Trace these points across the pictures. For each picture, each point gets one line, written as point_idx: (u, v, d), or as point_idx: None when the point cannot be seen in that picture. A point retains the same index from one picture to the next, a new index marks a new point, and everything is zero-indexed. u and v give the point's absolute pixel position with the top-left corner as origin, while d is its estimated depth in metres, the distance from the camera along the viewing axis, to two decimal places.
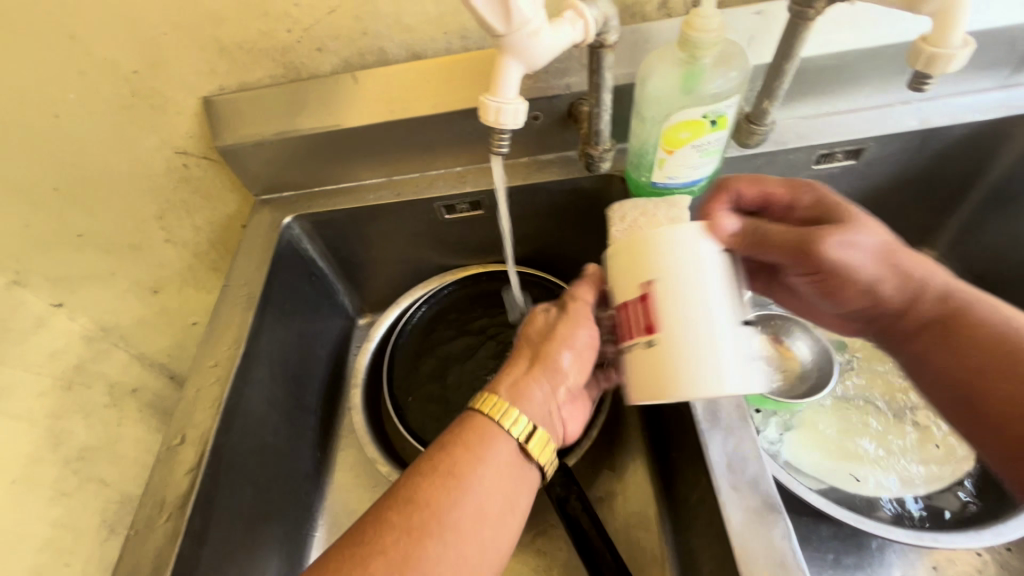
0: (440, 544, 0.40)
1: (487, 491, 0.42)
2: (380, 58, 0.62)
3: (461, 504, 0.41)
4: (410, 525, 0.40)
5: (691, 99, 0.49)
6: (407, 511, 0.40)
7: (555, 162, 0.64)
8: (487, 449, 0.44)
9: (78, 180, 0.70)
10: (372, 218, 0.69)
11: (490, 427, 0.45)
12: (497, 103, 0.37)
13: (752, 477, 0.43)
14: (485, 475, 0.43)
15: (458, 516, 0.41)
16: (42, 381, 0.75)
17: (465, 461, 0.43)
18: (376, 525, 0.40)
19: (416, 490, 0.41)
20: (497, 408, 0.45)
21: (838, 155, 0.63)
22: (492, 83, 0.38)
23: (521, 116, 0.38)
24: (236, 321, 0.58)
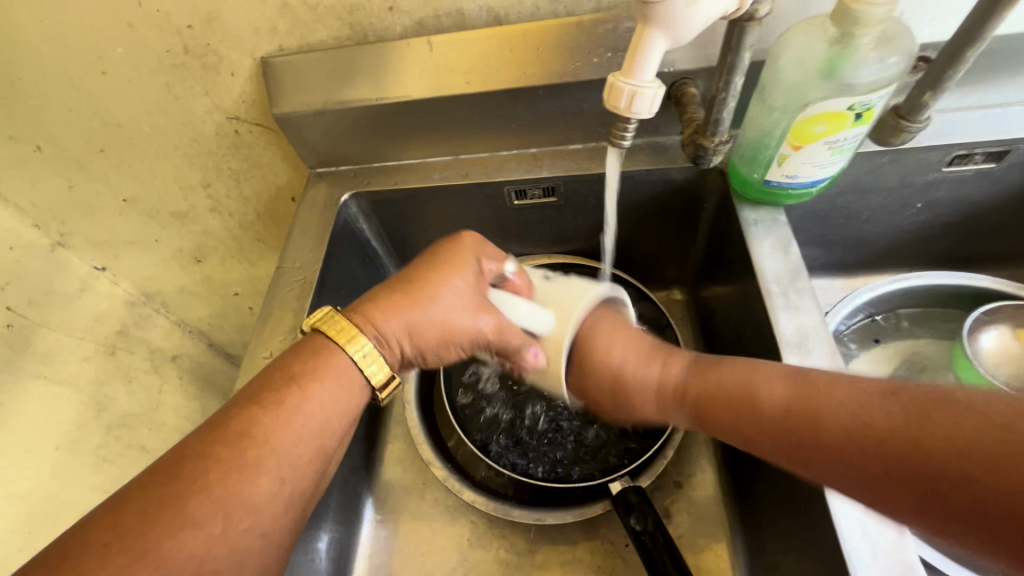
0: (254, 454, 0.36)
1: (308, 416, 0.39)
2: (457, 22, 0.55)
3: (280, 423, 0.38)
4: (222, 439, 0.36)
5: (833, 86, 0.41)
6: (226, 429, 0.37)
7: (643, 148, 0.57)
8: (321, 373, 0.41)
9: (124, 142, 0.65)
10: (435, 200, 0.64)
11: (329, 349, 0.42)
12: (631, 86, 0.32)
13: (893, 542, 0.38)
14: (313, 400, 0.40)
15: (270, 425, 0.37)
16: (84, 346, 0.72)
17: (294, 392, 0.39)
18: (206, 454, 0.35)
19: (249, 420, 0.37)
20: (346, 333, 0.43)
21: (977, 157, 0.55)
22: (626, 61, 0.32)
23: (657, 102, 0.33)
24: (291, 309, 0.54)
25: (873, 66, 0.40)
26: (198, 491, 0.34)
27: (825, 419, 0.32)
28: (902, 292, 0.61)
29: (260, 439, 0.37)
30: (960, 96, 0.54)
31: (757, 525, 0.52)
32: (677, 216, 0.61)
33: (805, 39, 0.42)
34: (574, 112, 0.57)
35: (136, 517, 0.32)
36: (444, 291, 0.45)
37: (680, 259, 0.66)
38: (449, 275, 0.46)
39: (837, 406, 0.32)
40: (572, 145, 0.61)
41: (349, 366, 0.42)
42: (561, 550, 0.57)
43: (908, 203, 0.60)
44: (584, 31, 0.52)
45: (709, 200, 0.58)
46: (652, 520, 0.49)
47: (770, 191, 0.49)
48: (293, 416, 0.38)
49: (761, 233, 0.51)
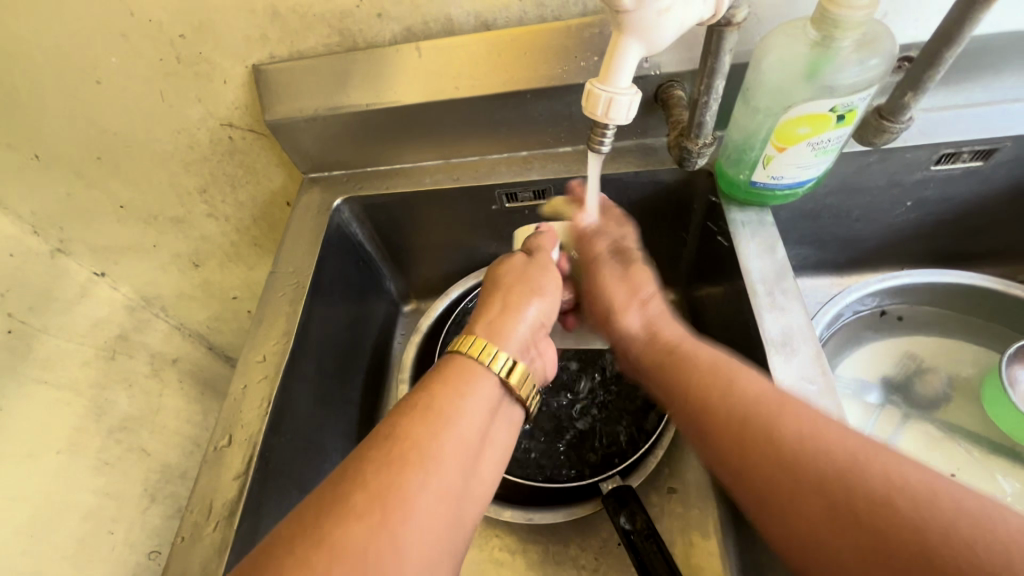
0: (430, 482, 0.34)
1: (472, 421, 0.38)
2: (446, 28, 0.55)
3: (439, 432, 0.36)
4: (397, 447, 0.35)
5: (816, 89, 0.42)
6: (385, 438, 0.36)
7: (632, 150, 0.58)
8: (466, 387, 0.40)
9: (120, 149, 0.66)
10: (427, 203, 0.64)
11: (470, 365, 0.42)
12: (608, 93, 0.33)
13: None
14: (463, 407, 0.39)
15: (442, 448, 0.36)
16: (84, 351, 0.73)
17: (444, 397, 0.39)
18: (381, 461, 0.34)
19: (402, 427, 0.36)
20: (475, 347, 0.43)
21: (964, 156, 0.55)
22: (603, 67, 0.33)
23: (634, 108, 0.33)
24: (284, 314, 0.54)
25: (854, 68, 0.41)
26: (353, 515, 0.31)
27: (788, 459, 0.34)
28: (893, 290, 0.61)
29: (417, 457, 0.35)
30: (948, 95, 0.54)
31: (748, 523, 0.52)
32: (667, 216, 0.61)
33: (787, 41, 0.42)
34: (563, 116, 0.58)
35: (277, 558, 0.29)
36: (518, 308, 0.47)
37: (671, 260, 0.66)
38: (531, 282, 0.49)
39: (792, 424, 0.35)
40: (561, 147, 0.62)
41: (487, 375, 0.42)
42: (554, 550, 0.57)
43: (897, 202, 0.60)
44: (571, 35, 0.53)
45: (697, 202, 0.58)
46: (641, 520, 0.49)
47: (757, 192, 0.50)
48: (471, 439, 0.38)
49: (748, 234, 0.51)
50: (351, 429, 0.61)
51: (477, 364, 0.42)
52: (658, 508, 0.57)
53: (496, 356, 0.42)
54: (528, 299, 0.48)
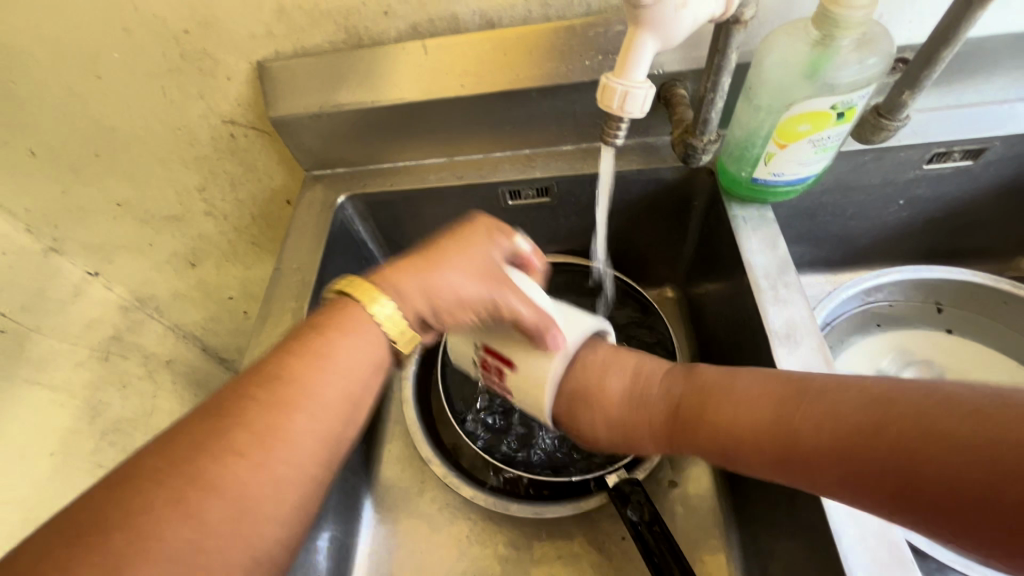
0: (278, 426, 0.34)
1: (361, 368, 0.38)
2: (451, 26, 0.56)
3: (330, 380, 0.36)
4: (275, 391, 0.35)
5: (816, 87, 0.43)
6: (265, 373, 0.36)
7: (634, 148, 0.59)
8: (350, 332, 0.39)
9: (118, 146, 0.65)
10: (430, 201, 0.65)
11: (358, 315, 0.40)
12: (623, 86, 0.34)
13: (879, 527, 0.39)
14: (355, 356, 0.38)
15: (328, 397, 0.36)
16: (78, 352, 0.72)
17: (338, 342, 0.38)
18: (248, 402, 0.34)
19: (283, 367, 0.36)
20: (367, 293, 0.41)
21: (955, 155, 0.57)
22: (619, 61, 0.34)
23: (648, 101, 0.34)
24: (289, 310, 0.54)
25: (853, 67, 0.42)
26: (239, 449, 0.32)
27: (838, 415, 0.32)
28: (887, 286, 0.62)
29: (290, 399, 0.35)
30: (939, 95, 0.56)
31: (750, 514, 0.53)
32: (667, 214, 0.63)
33: (789, 41, 0.43)
34: (567, 114, 0.59)
35: (145, 489, 0.30)
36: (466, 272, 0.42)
37: (672, 257, 0.67)
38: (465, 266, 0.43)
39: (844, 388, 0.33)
40: (564, 146, 0.63)
41: (371, 325, 0.40)
42: (560, 545, 0.57)
43: (890, 200, 0.62)
44: (576, 34, 0.54)
45: (698, 198, 0.59)
46: (648, 512, 0.50)
47: (758, 189, 0.51)
48: (356, 388, 0.38)
49: (749, 230, 0.52)
50: None
51: (362, 310, 0.40)
52: (662, 501, 0.58)
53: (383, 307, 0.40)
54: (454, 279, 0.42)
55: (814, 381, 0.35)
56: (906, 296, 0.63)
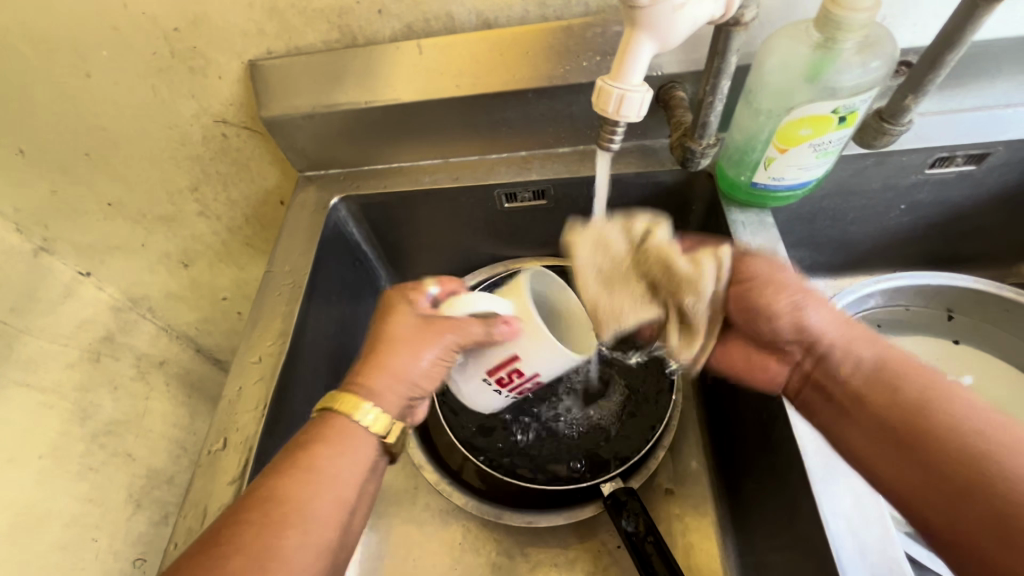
0: (272, 528, 0.35)
1: (349, 473, 0.39)
2: (446, 26, 0.55)
3: (321, 494, 0.37)
4: (258, 516, 0.35)
5: (818, 91, 0.42)
6: (254, 496, 0.36)
7: (632, 151, 0.58)
8: (349, 441, 0.40)
9: (108, 145, 0.64)
10: (425, 203, 0.64)
11: (345, 424, 0.40)
12: (619, 90, 0.33)
13: (878, 542, 0.39)
14: (342, 466, 0.39)
15: (324, 510, 0.36)
16: (68, 353, 0.71)
17: (325, 453, 0.39)
18: (234, 526, 0.35)
19: (275, 487, 0.36)
20: (346, 403, 0.41)
21: (958, 160, 0.56)
22: (615, 64, 0.33)
23: (645, 105, 0.33)
24: (281, 314, 0.53)
25: (856, 70, 0.41)
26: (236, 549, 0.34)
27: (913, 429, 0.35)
28: (889, 292, 0.61)
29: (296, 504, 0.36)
30: (943, 99, 0.55)
31: (748, 524, 0.52)
32: (665, 218, 0.62)
33: (791, 43, 0.42)
34: (564, 116, 0.58)
35: None
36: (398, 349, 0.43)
37: None
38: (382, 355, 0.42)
39: (886, 400, 0.37)
40: (561, 148, 0.62)
41: (365, 435, 0.40)
42: (556, 553, 0.56)
43: (892, 205, 0.61)
44: (573, 35, 0.53)
45: (697, 202, 0.59)
46: (644, 522, 0.49)
47: (757, 193, 0.50)
48: (346, 493, 0.38)
49: (748, 235, 0.51)
50: None
51: (345, 421, 0.40)
52: (660, 509, 0.57)
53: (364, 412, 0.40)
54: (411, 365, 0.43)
55: (864, 370, 0.38)
56: (913, 301, 0.62)
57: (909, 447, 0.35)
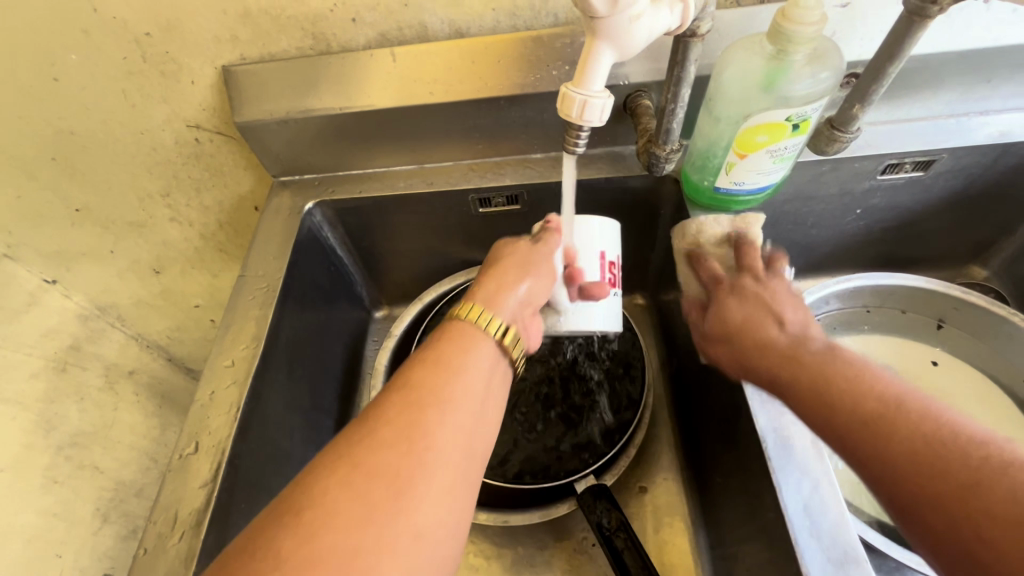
0: (434, 428, 0.32)
1: (477, 375, 0.37)
2: (420, 34, 0.56)
3: (454, 382, 0.35)
4: (400, 398, 0.33)
5: (773, 100, 0.45)
6: (389, 391, 0.34)
7: (602, 157, 0.60)
8: (470, 347, 0.38)
9: (76, 150, 0.63)
10: (401, 207, 0.64)
11: (467, 329, 0.40)
12: (581, 96, 0.34)
13: (831, 527, 0.39)
14: (475, 362, 0.37)
15: (456, 395, 0.34)
16: (32, 362, 0.67)
17: (452, 351, 0.37)
18: (371, 413, 0.32)
19: (410, 376, 0.35)
20: (477, 314, 0.41)
21: (906, 166, 0.59)
22: (577, 72, 0.35)
23: (606, 111, 0.35)
24: (254, 318, 0.53)
25: (807, 80, 0.44)
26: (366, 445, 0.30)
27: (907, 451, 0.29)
28: (849, 292, 0.64)
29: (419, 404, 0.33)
30: (890, 110, 0.58)
31: (716, 517, 0.54)
32: (634, 223, 0.64)
33: (746, 55, 0.45)
34: (536, 123, 0.59)
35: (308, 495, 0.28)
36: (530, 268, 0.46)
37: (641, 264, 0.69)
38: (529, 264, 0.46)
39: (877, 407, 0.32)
40: (533, 154, 0.63)
41: (483, 336, 0.39)
42: (532, 552, 0.57)
43: (848, 209, 0.64)
44: (543, 45, 0.54)
45: (664, 206, 0.61)
46: (616, 517, 0.50)
47: (720, 198, 0.52)
48: (476, 382, 0.36)
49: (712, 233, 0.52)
50: (322, 438, 0.59)
51: (471, 325, 0.40)
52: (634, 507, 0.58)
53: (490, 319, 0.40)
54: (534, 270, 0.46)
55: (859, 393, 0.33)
56: (908, 304, 0.65)
57: (908, 461, 0.29)
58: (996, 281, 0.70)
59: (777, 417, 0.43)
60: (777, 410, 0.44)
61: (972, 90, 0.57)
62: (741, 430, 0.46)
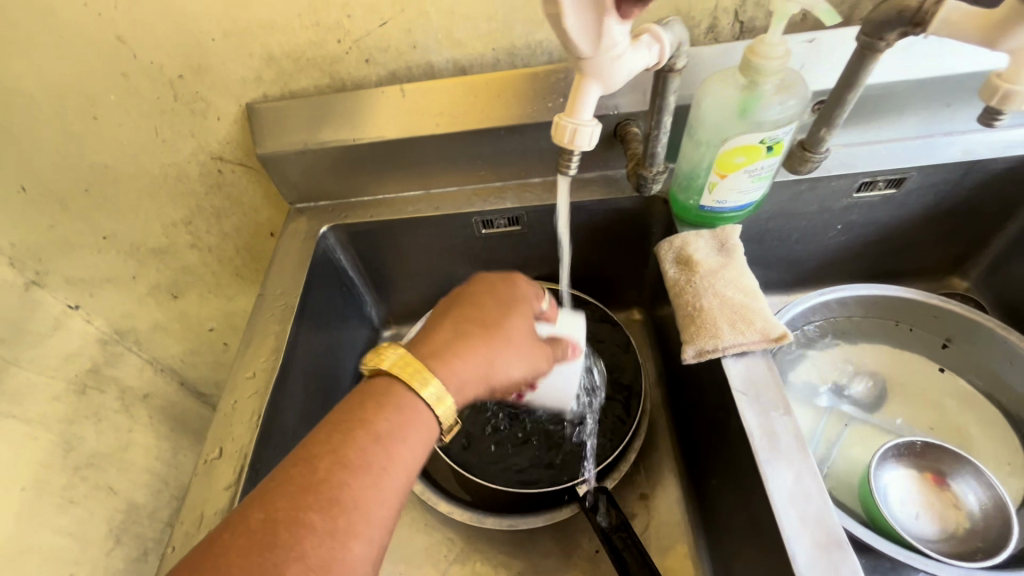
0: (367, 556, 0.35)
1: (406, 474, 0.39)
2: (427, 72, 0.62)
3: (381, 498, 0.37)
4: (324, 517, 0.34)
5: (748, 125, 0.49)
6: (303, 489, 0.35)
7: (597, 180, 0.65)
8: (408, 432, 0.39)
9: (108, 181, 0.68)
10: (409, 230, 0.69)
11: (406, 399, 0.40)
12: (573, 125, 0.39)
13: (818, 515, 0.40)
14: (409, 455, 0.39)
15: (382, 518, 0.37)
16: (55, 384, 0.70)
17: (379, 452, 0.38)
18: (280, 527, 0.34)
19: (334, 486, 0.36)
20: (420, 378, 0.41)
21: (880, 184, 0.63)
22: (569, 103, 0.39)
23: (595, 137, 0.39)
24: (272, 333, 0.57)
25: (777, 107, 0.48)
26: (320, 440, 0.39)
27: None
28: (835, 302, 0.67)
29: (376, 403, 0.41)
30: (861, 132, 0.63)
31: (714, 520, 0.56)
32: (629, 241, 0.68)
33: (721, 85, 0.50)
34: (534, 150, 0.64)
35: None
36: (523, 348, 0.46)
37: (638, 281, 0.73)
38: (521, 341, 0.46)
39: None
40: (531, 179, 0.68)
41: (426, 411, 0.40)
42: (537, 560, 0.59)
43: (829, 225, 0.68)
44: (539, 80, 0.60)
45: (656, 227, 0.65)
46: (616, 516, 0.52)
47: (705, 215, 0.56)
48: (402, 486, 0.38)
49: (697, 236, 0.55)
50: None
51: (407, 390, 0.40)
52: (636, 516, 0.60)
53: (439, 397, 0.41)
54: (524, 355, 0.46)
55: None
56: (918, 321, 0.67)
57: None
58: (977, 291, 0.73)
59: (762, 414, 0.45)
60: (763, 406, 0.45)
61: (935, 113, 0.62)
62: (731, 429, 0.49)
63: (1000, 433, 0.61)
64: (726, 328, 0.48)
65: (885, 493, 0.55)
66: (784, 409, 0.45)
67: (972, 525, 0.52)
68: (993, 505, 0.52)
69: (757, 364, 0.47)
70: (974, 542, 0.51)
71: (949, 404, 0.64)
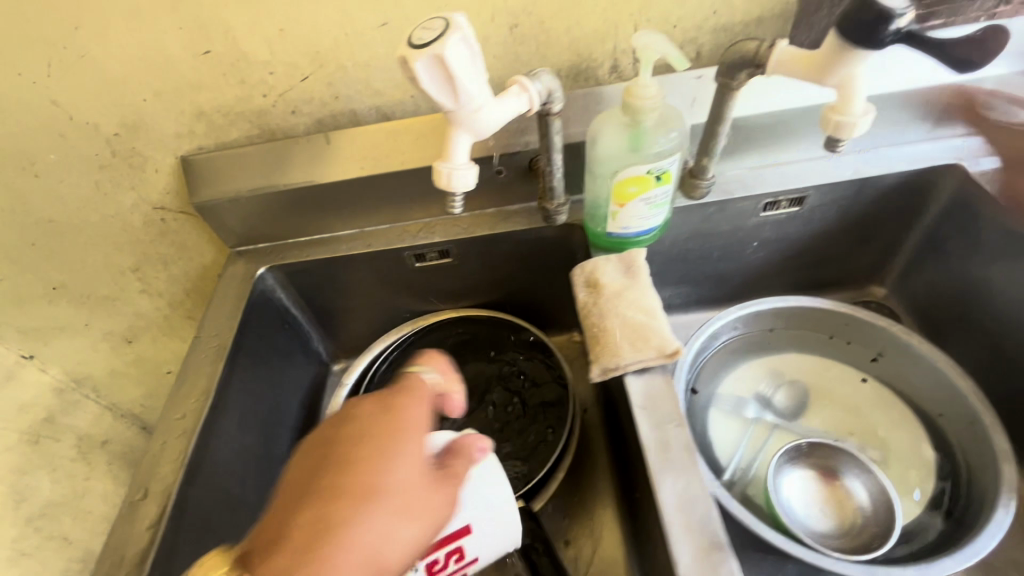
0: None
1: None
2: (351, 119, 0.66)
3: None
4: None
5: (638, 157, 0.54)
6: None
7: (520, 212, 0.69)
8: None
9: (52, 235, 0.70)
10: (346, 267, 0.72)
11: None
12: (449, 169, 0.46)
13: (702, 519, 0.42)
14: None
15: None
16: (7, 436, 0.71)
17: None
18: None
19: None
20: None
21: (783, 203, 0.68)
22: (446, 149, 0.46)
23: (470, 178, 0.46)
24: (205, 374, 0.59)
25: (662, 141, 0.53)
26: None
27: None
28: (755, 315, 0.70)
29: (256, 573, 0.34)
30: (763, 156, 0.68)
31: (639, 534, 0.58)
32: (556, 267, 0.72)
33: (610, 123, 0.54)
34: (458, 187, 0.68)
35: None
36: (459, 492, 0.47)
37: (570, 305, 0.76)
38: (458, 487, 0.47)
39: None
40: (460, 215, 0.71)
41: None
42: None
43: (746, 243, 0.72)
44: None
45: (578, 249, 0.68)
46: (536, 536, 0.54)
47: (613, 242, 0.60)
48: None
49: (606, 258, 0.58)
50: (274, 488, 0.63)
51: None
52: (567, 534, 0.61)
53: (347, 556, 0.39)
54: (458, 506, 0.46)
55: None
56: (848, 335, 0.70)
57: None
58: (895, 297, 0.77)
59: (658, 426, 0.47)
60: (660, 419, 0.48)
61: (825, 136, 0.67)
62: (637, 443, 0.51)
63: (914, 433, 0.64)
64: (626, 350, 0.51)
65: (787, 503, 0.59)
66: (678, 420, 0.47)
67: (861, 521, 0.58)
68: (874, 495, 0.58)
69: (656, 380, 0.50)
70: (870, 532, 0.57)
71: (866, 408, 0.67)
